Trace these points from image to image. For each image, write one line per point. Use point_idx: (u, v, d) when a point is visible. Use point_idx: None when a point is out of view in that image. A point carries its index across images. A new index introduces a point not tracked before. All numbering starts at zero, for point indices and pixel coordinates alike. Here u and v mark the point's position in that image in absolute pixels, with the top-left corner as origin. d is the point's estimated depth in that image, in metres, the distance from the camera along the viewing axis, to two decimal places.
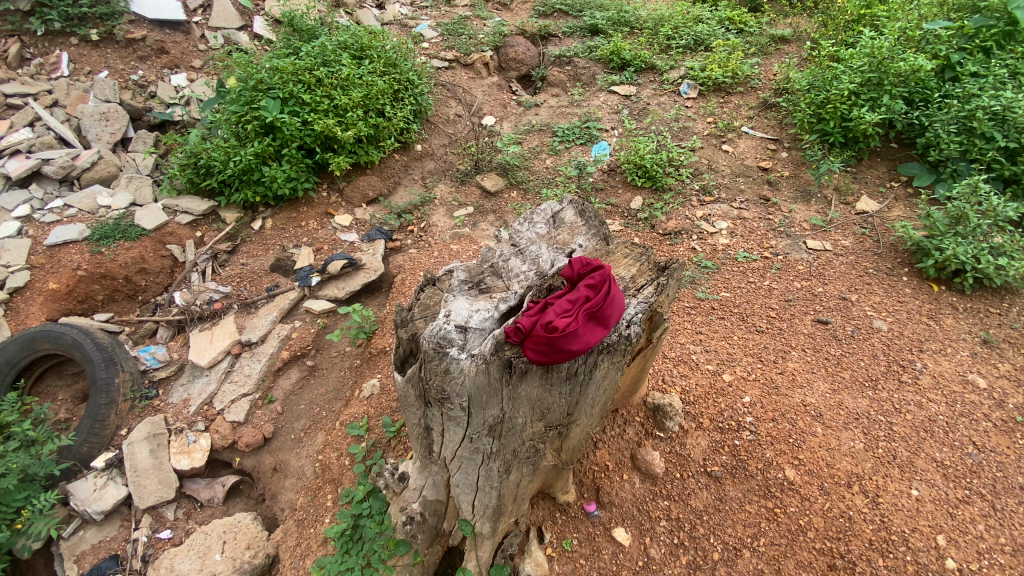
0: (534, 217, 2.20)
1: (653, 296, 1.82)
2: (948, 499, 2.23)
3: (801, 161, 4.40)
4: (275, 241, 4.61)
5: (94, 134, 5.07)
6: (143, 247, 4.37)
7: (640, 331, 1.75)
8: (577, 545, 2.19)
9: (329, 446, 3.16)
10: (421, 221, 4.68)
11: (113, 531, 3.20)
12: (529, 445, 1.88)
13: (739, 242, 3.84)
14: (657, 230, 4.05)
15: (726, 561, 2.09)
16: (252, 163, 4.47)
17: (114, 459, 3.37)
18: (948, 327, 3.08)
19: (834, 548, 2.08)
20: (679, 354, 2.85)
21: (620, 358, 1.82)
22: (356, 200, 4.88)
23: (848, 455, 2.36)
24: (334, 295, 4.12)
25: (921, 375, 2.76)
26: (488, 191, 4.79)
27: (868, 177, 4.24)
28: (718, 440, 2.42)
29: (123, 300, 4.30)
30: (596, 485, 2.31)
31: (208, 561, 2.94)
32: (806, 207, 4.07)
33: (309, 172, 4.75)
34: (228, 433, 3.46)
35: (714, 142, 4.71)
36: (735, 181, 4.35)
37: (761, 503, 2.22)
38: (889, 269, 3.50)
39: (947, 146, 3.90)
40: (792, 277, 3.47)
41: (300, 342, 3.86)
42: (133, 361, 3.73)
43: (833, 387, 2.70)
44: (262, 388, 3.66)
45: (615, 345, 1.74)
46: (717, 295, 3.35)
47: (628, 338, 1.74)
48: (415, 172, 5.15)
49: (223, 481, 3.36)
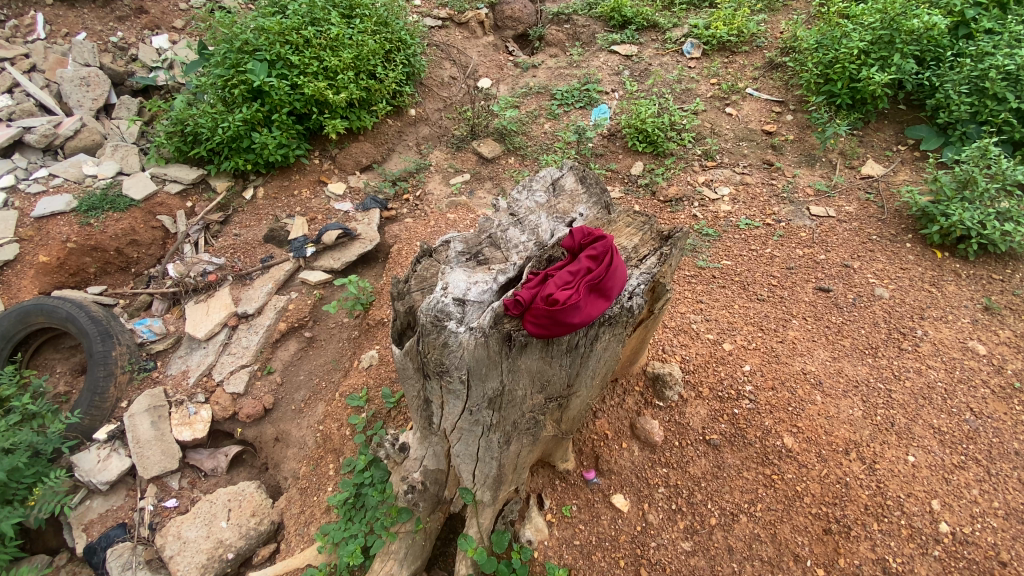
0: (533, 184, 2.13)
1: (656, 266, 1.76)
2: (944, 465, 2.15)
3: (806, 124, 4.28)
4: (267, 210, 4.52)
5: (75, 100, 4.90)
6: (133, 219, 4.32)
7: (643, 303, 1.70)
8: (577, 511, 2.22)
9: (329, 417, 3.16)
10: (417, 189, 4.59)
11: (119, 500, 3.24)
12: (529, 417, 1.85)
13: (741, 208, 3.78)
14: (658, 197, 3.97)
15: (723, 525, 2.08)
16: (242, 130, 4.35)
17: (115, 431, 3.39)
18: (950, 294, 3.05)
19: (829, 513, 2.02)
20: (679, 324, 2.80)
21: (621, 331, 1.76)
22: (349, 167, 4.76)
23: (847, 422, 2.28)
24: (329, 265, 4.04)
25: (921, 342, 2.69)
26: (485, 158, 4.67)
27: (874, 141, 4.14)
28: (717, 409, 2.37)
29: (115, 272, 4.25)
30: (595, 453, 2.32)
31: (214, 528, 3.03)
32: (810, 172, 4.00)
33: (300, 139, 4.62)
34: (228, 404, 3.49)
35: (718, 104, 4.57)
36: (739, 146, 4.25)
37: (759, 470, 2.18)
38: (893, 235, 3.46)
39: (957, 107, 3.80)
40: (794, 244, 3.42)
41: (297, 314, 3.83)
42: (129, 335, 3.73)
43: (834, 355, 2.62)
44: (261, 359, 3.66)
45: (617, 317, 1.68)
46: (718, 263, 3.30)
47: (630, 311, 1.69)
48: (409, 138, 5.00)
49: (226, 451, 3.42)
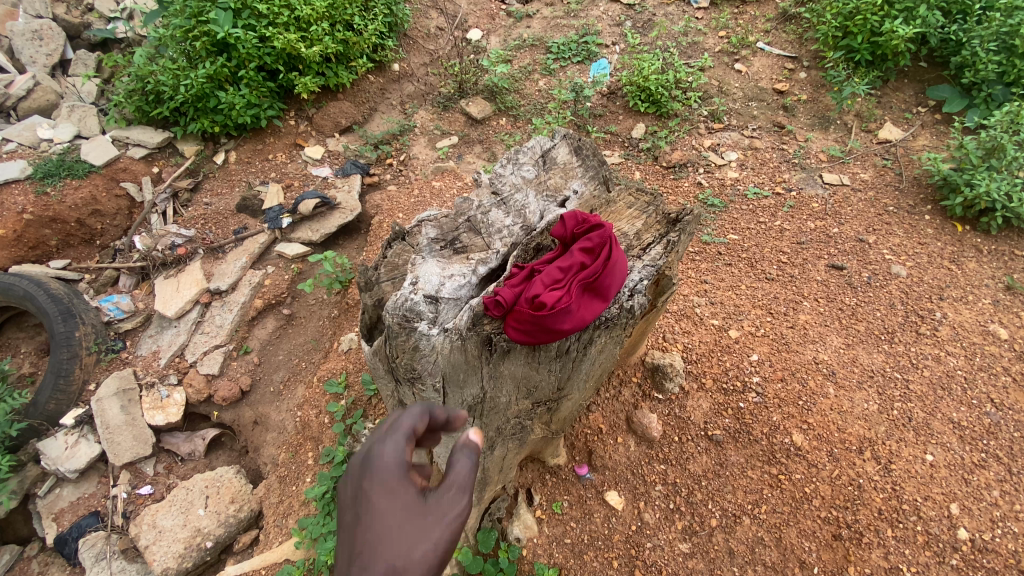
0: (520, 156, 1.86)
1: (662, 257, 1.54)
2: (964, 464, 2.00)
3: (820, 82, 3.94)
4: (240, 176, 4.21)
5: (27, 55, 4.57)
6: (94, 186, 4.01)
7: (646, 302, 1.48)
8: (568, 508, 2.07)
9: (307, 403, 2.97)
10: (400, 153, 4.26)
11: (90, 488, 3.13)
12: (514, 423, 1.66)
13: (750, 175, 3.51)
14: (660, 163, 3.69)
15: (724, 527, 1.93)
16: (206, 88, 3.97)
17: (82, 416, 3.24)
18: (970, 272, 2.84)
19: (840, 518, 1.88)
20: (682, 307, 2.59)
21: (619, 332, 1.55)
22: (327, 129, 4.41)
23: (861, 418, 2.12)
24: (307, 238, 3.76)
25: (940, 326, 2.50)
26: (474, 119, 4.32)
27: (892, 102, 3.83)
28: (721, 402, 2.19)
29: (79, 245, 3.98)
30: (588, 448, 2.17)
31: (191, 516, 2.91)
32: (823, 136, 3.71)
33: (273, 97, 4.25)
34: (202, 386, 3.29)
35: (726, 60, 4.20)
36: (748, 106, 3.93)
37: (764, 469, 2.02)
38: (911, 206, 3.21)
39: (984, 66, 3.48)
40: (805, 216, 3.18)
41: (273, 290, 3.59)
42: (94, 313, 3.51)
43: (847, 342, 2.42)
44: (236, 338, 3.44)
45: (615, 319, 1.46)
46: (724, 238, 3.06)
47: (631, 311, 1.47)
48: (392, 96, 4.63)
49: (203, 434, 3.25)
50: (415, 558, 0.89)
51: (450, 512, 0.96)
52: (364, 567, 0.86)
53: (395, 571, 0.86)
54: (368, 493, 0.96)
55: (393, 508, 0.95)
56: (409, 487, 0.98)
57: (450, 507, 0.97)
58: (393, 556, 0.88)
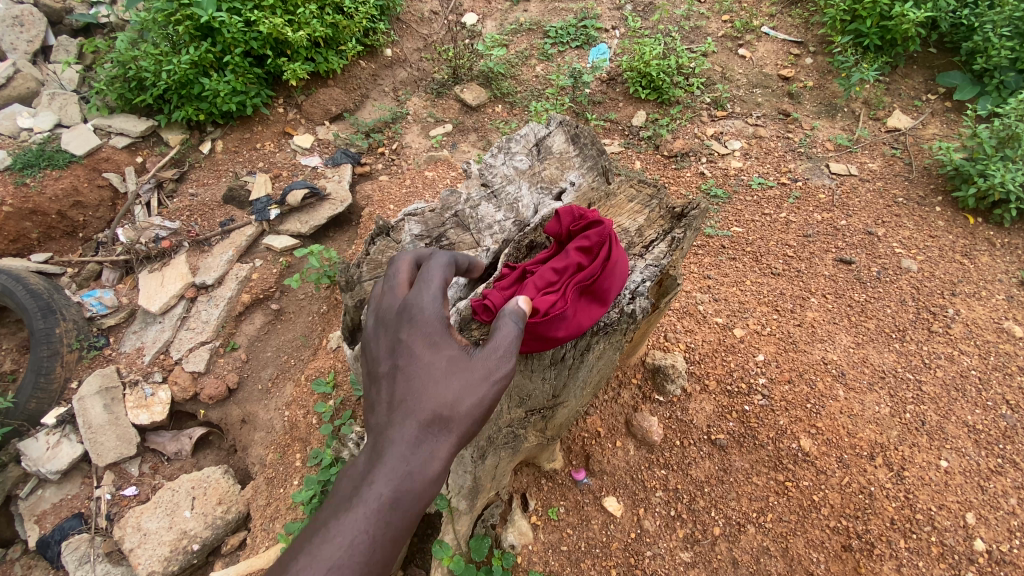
0: (512, 145, 1.80)
1: (666, 257, 1.45)
2: (980, 471, 1.91)
3: (827, 68, 3.79)
4: (227, 166, 4.06)
5: (8, 42, 4.46)
6: (75, 176, 3.87)
7: (648, 306, 1.40)
8: (564, 514, 1.96)
9: (295, 403, 2.87)
10: (393, 142, 4.12)
11: (74, 489, 3.05)
12: (507, 431, 1.57)
13: (754, 165, 3.38)
14: (661, 152, 3.55)
15: (728, 536, 1.84)
16: (190, 74, 3.81)
17: (64, 415, 3.17)
18: (982, 266, 2.73)
19: (850, 528, 1.79)
20: (684, 305, 2.49)
21: (619, 338, 1.46)
22: (317, 116, 4.25)
23: (873, 422, 2.02)
24: (296, 230, 3.63)
25: (953, 323, 2.40)
26: (469, 106, 4.17)
27: (902, 88, 3.69)
28: (725, 405, 2.10)
29: (61, 238, 3.85)
30: (586, 452, 2.06)
31: (177, 518, 2.82)
32: (830, 124, 3.58)
33: (260, 84, 4.09)
34: (188, 384, 3.18)
35: (729, 45, 4.05)
36: (752, 93, 3.79)
37: (770, 475, 1.93)
38: (921, 197, 3.10)
39: (998, 52, 3.34)
40: (812, 207, 3.06)
41: (261, 284, 3.47)
42: (76, 308, 3.42)
43: (857, 341, 2.32)
44: (223, 335, 3.33)
45: (615, 324, 1.37)
46: (728, 230, 2.94)
47: (632, 316, 1.39)
48: (385, 83, 4.47)
49: (190, 433, 3.14)
50: (459, 410, 1.00)
51: (491, 374, 1.02)
52: (405, 416, 0.98)
53: (440, 416, 0.98)
54: (412, 345, 1.06)
55: (437, 362, 1.04)
56: (449, 348, 1.06)
57: (493, 367, 1.04)
58: (438, 405, 0.99)
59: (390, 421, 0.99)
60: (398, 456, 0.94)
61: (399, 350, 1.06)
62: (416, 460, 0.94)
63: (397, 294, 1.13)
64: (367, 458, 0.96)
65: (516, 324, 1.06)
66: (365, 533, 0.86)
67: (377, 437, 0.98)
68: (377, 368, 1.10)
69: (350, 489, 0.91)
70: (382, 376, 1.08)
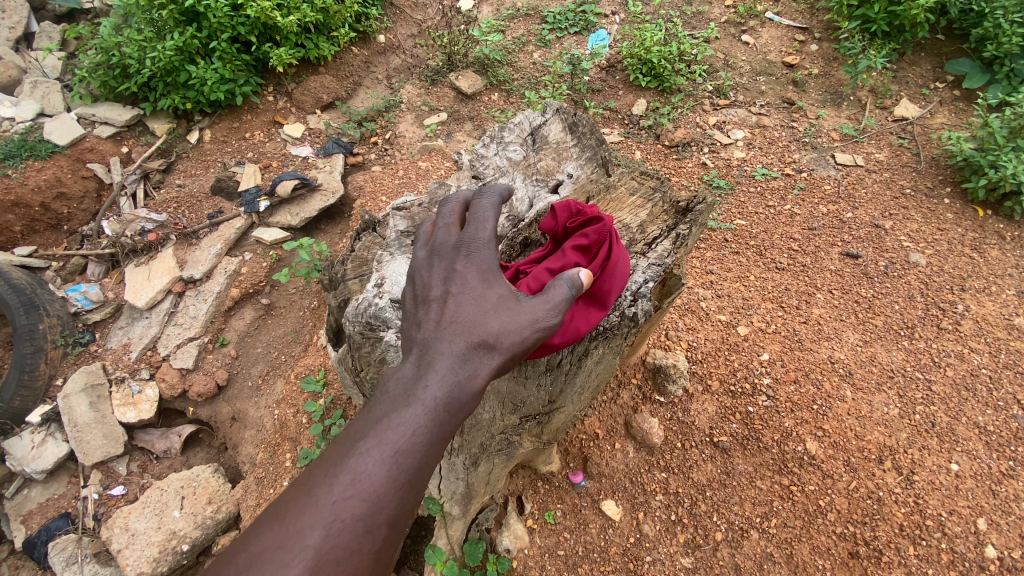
0: (505, 134, 1.72)
1: (670, 255, 1.38)
2: (991, 474, 1.85)
3: (832, 55, 3.68)
4: (215, 156, 3.95)
5: None
6: (59, 168, 3.77)
7: (650, 309, 1.31)
8: (561, 518, 1.90)
9: (285, 401, 2.80)
10: (386, 131, 4.01)
11: (61, 488, 3.00)
12: (500, 438, 1.51)
13: (757, 155, 3.28)
14: (662, 142, 3.45)
15: (731, 542, 1.78)
16: (175, 61, 3.68)
17: (48, 413, 3.12)
18: (993, 260, 2.65)
19: (857, 534, 1.73)
20: (685, 301, 2.41)
21: (619, 342, 1.39)
22: (308, 105, 4.13)
23: (881, 424, 1.96)
24: (286, 222, 3.53)
25: (963, 320, 2.33)
26: (464, 94, 4.05)
27: (909, 77, 3.59)
28: (728, 406, 2.03)
29: (46, 231, 3.75)
30: (583, 454, 2.00)
31: (166, 518, 2.75)
32: (836, 113, 3.48)
33: (249, 71, 3.97)
34: (176, 381, 3.10)
35: (732, 31, 3.93)
36: (756, 81, 3.68)
37: (774, 479, 1.87)
38: (929, 188, 3.01)
39: (1009, 38, 3.22)
40: (817, 199, 2.97)
41: (250, 278, 3.37)
42: (60, 303, 3.32)
43: (864, 339, 2.25)
44: (212, 330, 3.25)
45: (615, 328, 1.30)
46: (731, 223, 2.85)
47: (633, 319, 1.31)
48: (378, 70, 4.34)
49: (179, 430, 3.07)
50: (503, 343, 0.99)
51: (538, 319, 1.01)
52: (454, 336, 0.98)
53: (487, 344, 0.97)
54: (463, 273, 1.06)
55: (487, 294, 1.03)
56: (501, 282, 1.06)
57: (539, 315, 1.01)
58: (486, 333, 0.98)
59: (438, 338, 0.98)
60: (448, 372, 0.94)
61: (451, 277, 1.05)
62: (465, 375, 0.95)
63: (450, 230, 1.14)
64: (415, 370, 0.95)
65: (579, 288, 1.04)
66: (419, 436, 0.88)
67: (423, 352, 0.97)
68: (423, 292, 1.08)
69: (401, 396, 0.91)
70: (426, 299, 1.06)
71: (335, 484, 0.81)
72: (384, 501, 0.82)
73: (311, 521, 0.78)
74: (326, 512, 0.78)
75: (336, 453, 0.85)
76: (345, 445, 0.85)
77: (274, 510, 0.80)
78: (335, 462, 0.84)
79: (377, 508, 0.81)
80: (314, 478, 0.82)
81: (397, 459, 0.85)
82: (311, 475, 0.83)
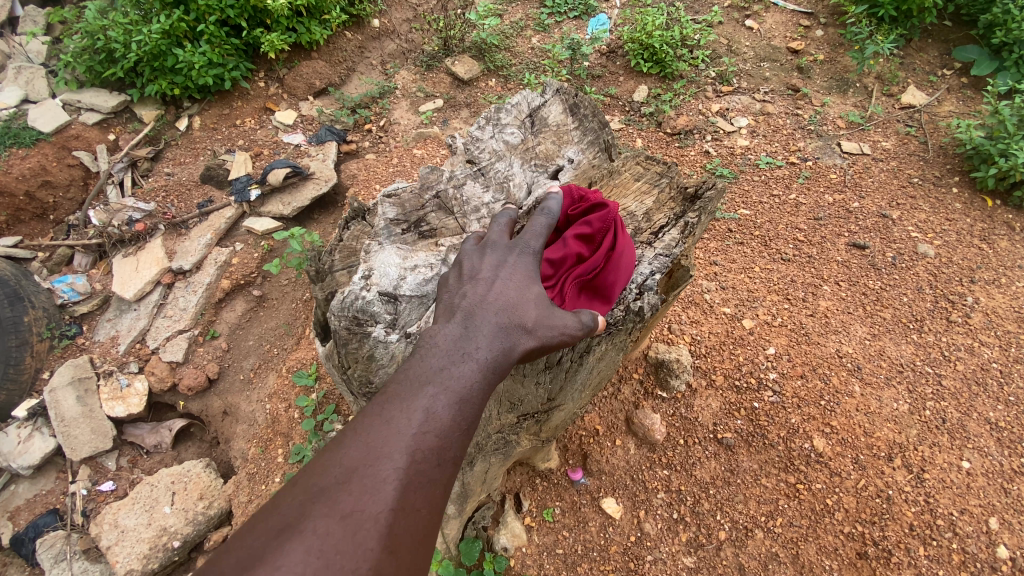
0: (502, 115, 1.63)
1: (678, 244, 1.32)
2: (1003, 472, 1.80)
3: (838, 41, 3.58)
4: (205, 144, 3.84)
5: None
6: (43, 155, 3.66)
7: (656, 303, 1.27)
8: (560, 516, 1.84)
9: (277, 396, 2.74)
10: (380, 118, 3.90)
11: (49, 484, 2.94)
12: (497, 437, 1.44)
13: (762, 143, 3.20)
14: (664, 129, 3.36)
15: (735, 541, 1.72)
16: (161, 44, 3.55)
17: (36, 407, 3.07)
18: (1002, 251, 2.58)
19: (865, 534, 1.68)
20: (689, 293, 2.34)
21: (624, 337, 1.35)
22: (300, 91, 4.01)
23: (890, 420, 1.91)
24: (278, 212, 3.44)
25: (972, 312, 2.27)
26: (461, 80, 3.94)
27: (916, 63, 3.50)
28: (733, 402, 1.98)
29: (31, 221, 3.66)
30: (583, 451, 1.94)
31: (156, 514, 2.69)
32: (841, 100, 3.39)
33: (239, 56, 3.84)
34: (165, 374, 3.02)
35: (736, 16, 3.82)
36: (760, 67, 3.58)
37: (780, 477, 1.81)
38: (937, 177, 2.93)
39: (1019, 24, 3.10)
40: (822, 188, 2.89)
41: (242, 269, 3.29)
42: (46, 296, 3.25)
43: (873, 332, 2.19)
44: (202, 323, 3.16)
45: (621, 323, 1.28)
46: (735, 213, 2.78)
47: (638, 313, 1.28)
48: (372, 55, 4.22)
49: (170, 425, 3.02)
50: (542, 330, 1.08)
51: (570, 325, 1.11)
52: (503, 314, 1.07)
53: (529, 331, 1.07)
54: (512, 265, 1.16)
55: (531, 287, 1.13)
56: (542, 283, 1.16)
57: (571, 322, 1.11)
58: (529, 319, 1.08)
59: (484, 309, 1.06)
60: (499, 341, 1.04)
61: (501, 266, 1.15)
62: (509, 349, 1.04)
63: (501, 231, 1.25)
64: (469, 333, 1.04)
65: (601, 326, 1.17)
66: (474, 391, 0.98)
67: (470, 318, 1.05)
68: (471, 271, 1.16)
69: (456, 352, 1.00)
70: (474, 277, 1.14)
71: (409, 421, 0.91)
72: (448, 442, 0.92)
73: (394, 448, 0.87)
74: (405, 444, 0.88)
75: (404, 395, 0.94)
76: (412, 388, 0.94)
77: (354, 439, 0.88)
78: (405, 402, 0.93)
79: (444, 443, 0.91)
80: (390, 411, 0.91)
81: (459, 404, 0.95)
82: (383, 412, 0.91)
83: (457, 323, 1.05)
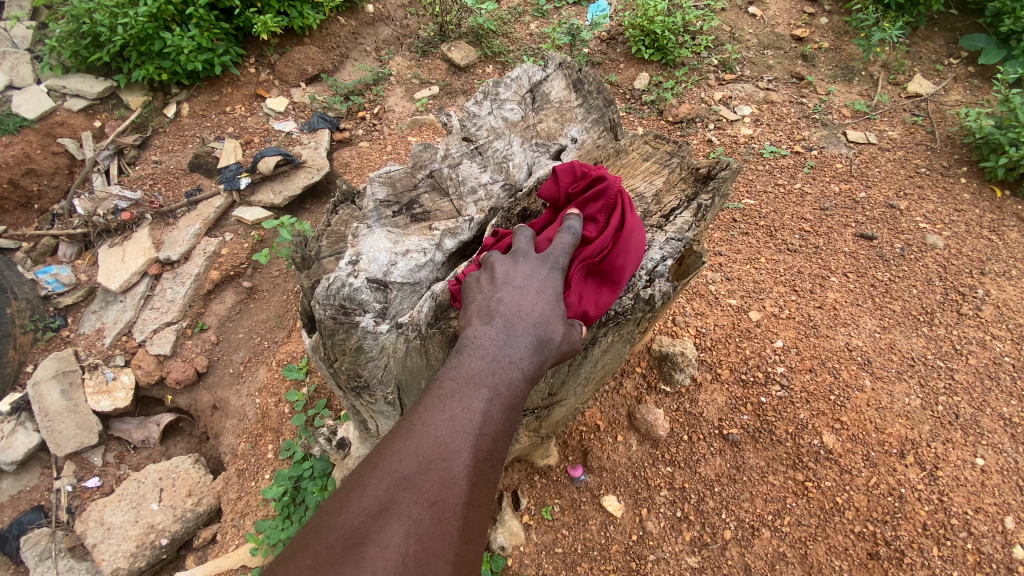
0: (501, 91, 1.57)
1: (690, 228, 1.26)
2: (1018, 469, 1.75)
3: (842, 28, 3.50)
4: (193, 132, 3.72)
5: None
6: (27, 143, 3.55)
7: (666, 293, 1.21)
8: (558, 514, 1.78)
9: (267, 390, 2.66)
10: (374, 106, 3.80)
11: (33, 480, 2.87)
12: None
13: (765, 132, 3.12)
14: (665, 117, 3.27)
15: (741, 541, 1.66)
16: (149, 28, 3.41)
17: (18, 402, 2.98)
18: (1012, 242, 2.52)
19: (877, 534, 1.62)
20: (692, 285, 2.27)
21: (631, 328, 1.29)
22: (291, 77, 3.90)
23: (902, 416, 1.85)
24: (268, 201, 3.35)
25: (983, 305, 2.21)
26: (457, 67, 3.84)
27: (922, 51, 3.42)
28: (739, 397, 1.92)
29: (14, 210, 3.54)
30: (583, 447, 1.88)
31: (143, 511, 2.61)
32: (847, 88, 3.31)
33: (229, 41, 3.72)
34: (153, 368, 2.93)
35: (739, 3, 3.74)
36: (763, 54, 3.49)
37: (788, 474, 1.75)
38: (945, 167, 2.86)
39: None
40: (828, 177, 2.82)
41: (231, 260, 3.19)
42: (30, 286, 3.17)
43: (883, 325, 2.13)
44: (190, 315, 3.07)
45: (629, 313, 1.21)
46: (739, 203, 2.71)
47: (648, 303, 1.21)
48: (366, 41, 4.10)
49: (158, 420, 2.92)
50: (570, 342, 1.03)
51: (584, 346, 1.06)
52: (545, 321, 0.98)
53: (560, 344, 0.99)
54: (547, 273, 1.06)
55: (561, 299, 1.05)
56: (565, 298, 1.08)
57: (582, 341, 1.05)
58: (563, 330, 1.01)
59: (524, 316, 0.97)
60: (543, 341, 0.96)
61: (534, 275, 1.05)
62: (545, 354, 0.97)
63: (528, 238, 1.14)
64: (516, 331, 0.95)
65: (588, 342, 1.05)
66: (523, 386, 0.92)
67: (511, 325, 0.95)
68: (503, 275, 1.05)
69: (503, 356, 0.91)
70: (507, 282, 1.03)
71: (471, 418, 0.82)
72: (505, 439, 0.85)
73: (462, 445, 0.79)
74: (473, 439, 0.80)
75: (461, 392, 0.85)
76: (469, 387, 0.85)
77: (423, 431, 0.79)
78: (464, 397, 0.84)
79: (503, 443, 0.84)
80: (454, 407, 0.82)
81: (512, 408, 0.88)
82: (444, 407, 0.82)
83: (497, 328, 0.94)
